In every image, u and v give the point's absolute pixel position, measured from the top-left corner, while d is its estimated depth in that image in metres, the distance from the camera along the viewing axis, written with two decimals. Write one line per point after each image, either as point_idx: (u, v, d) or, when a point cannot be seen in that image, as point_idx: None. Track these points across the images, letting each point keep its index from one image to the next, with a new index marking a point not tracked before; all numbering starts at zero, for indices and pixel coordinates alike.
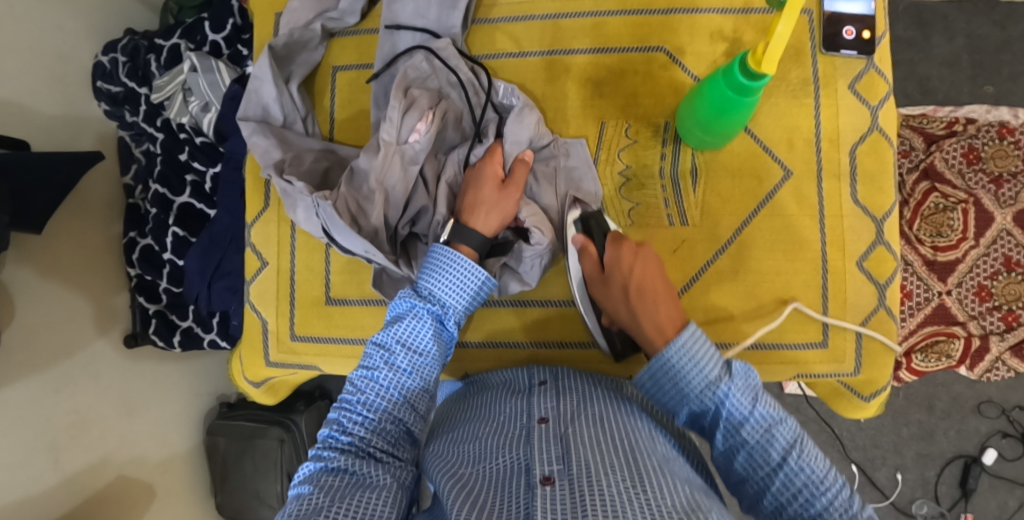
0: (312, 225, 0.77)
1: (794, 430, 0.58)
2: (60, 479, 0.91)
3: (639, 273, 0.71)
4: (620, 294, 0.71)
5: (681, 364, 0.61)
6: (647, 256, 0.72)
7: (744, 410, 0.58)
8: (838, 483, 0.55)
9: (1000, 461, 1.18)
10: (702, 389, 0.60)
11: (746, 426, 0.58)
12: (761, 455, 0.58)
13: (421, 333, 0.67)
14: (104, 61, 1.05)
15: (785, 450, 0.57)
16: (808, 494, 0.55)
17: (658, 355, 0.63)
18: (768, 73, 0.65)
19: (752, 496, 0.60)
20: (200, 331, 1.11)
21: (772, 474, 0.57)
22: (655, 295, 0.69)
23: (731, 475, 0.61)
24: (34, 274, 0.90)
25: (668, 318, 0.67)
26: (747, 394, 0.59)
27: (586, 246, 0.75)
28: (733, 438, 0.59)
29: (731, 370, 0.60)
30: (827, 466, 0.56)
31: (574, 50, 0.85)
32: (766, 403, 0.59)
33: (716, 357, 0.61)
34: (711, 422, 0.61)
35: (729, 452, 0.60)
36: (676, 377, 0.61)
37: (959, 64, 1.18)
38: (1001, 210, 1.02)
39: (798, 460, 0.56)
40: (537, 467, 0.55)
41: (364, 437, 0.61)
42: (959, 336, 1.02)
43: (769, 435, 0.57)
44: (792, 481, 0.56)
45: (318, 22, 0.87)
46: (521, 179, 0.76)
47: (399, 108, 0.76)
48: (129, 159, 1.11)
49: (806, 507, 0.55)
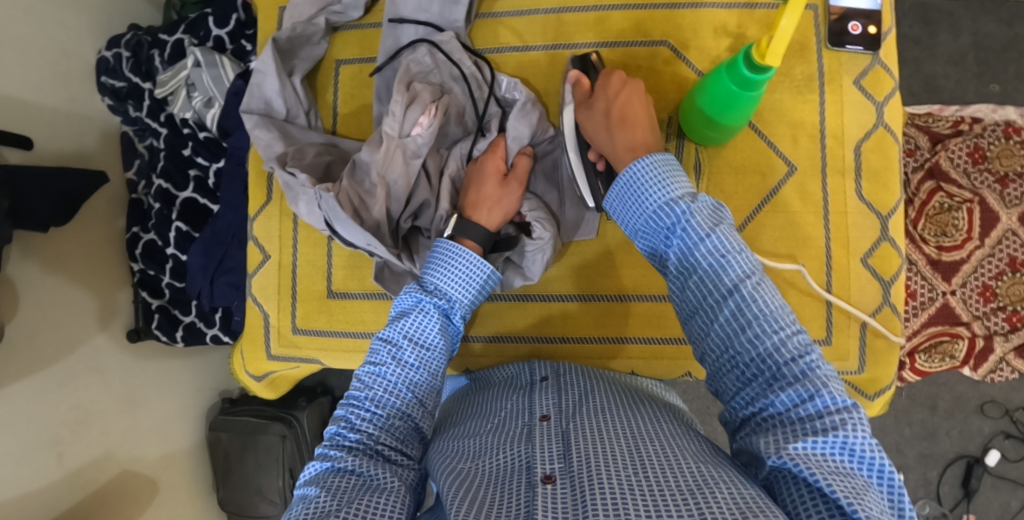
0: (315, 218, 0.76)
1: (754, 264, 0.54)
2: (61, 475, 0.91)
3: (625, 98, 0.68)
4: (602, 117, 0.68)
5: (642, 179, 0.59)
6: (637, 89, 0.69)
7: (701, 230, 0.55)
8: (793, 327, 0.50)
9: (1003, 462, 1.17)
10: (659, 205, 0.58)
11: (702, 247, 0.54)
12: (713, 281, 0.53)
13: (429, 328, 0.66)
14: (107, 56, 1.06)
15: (737, 276, 0.53)
16: (756, 325, 0.50)
17: (621, 174, 0.62)
18: (772, 66, 0.65)
19: (698, 330, 0.55)
20: (202, 326, 1.12)
21: (722, 301, 0.53)
22: (635, 119, 0.66)
23: (684, 308, 0.56)
24: (38, 270, 0.90)
25: (644, 142, 0.65)
26: (707, 219, 0.56)
27: (580, 79, 0.74)
28: (687, 263, 0.55)
29: (695, 197, 0.57)
30: (783, 304, 0.51)
31: (577, 45, 0.85)
32: (728, 230, 0.55)
33: (682, 184, 0.59)
34: (667, 244, 0.58)
35: (682, 275, 0.56)
36: (636, 190, 0.60)
37: (965, 61, 1.17)
38: (1006, 210, 1.01)
39: (752, 290, 0.52)
40: (538, 465, 0.55)
41: (372, 435, 0.60)
42: (963, 336, 1.02)
43: (725, 261, 0.53)
44: (741, 311, 0.51)
45: (322, 16, 0.87)
46: (523, 173, 0.76)
47: (401, 102, 0.75)
48: (132, 155, 1.11)
49: (753, 343, 0.50)
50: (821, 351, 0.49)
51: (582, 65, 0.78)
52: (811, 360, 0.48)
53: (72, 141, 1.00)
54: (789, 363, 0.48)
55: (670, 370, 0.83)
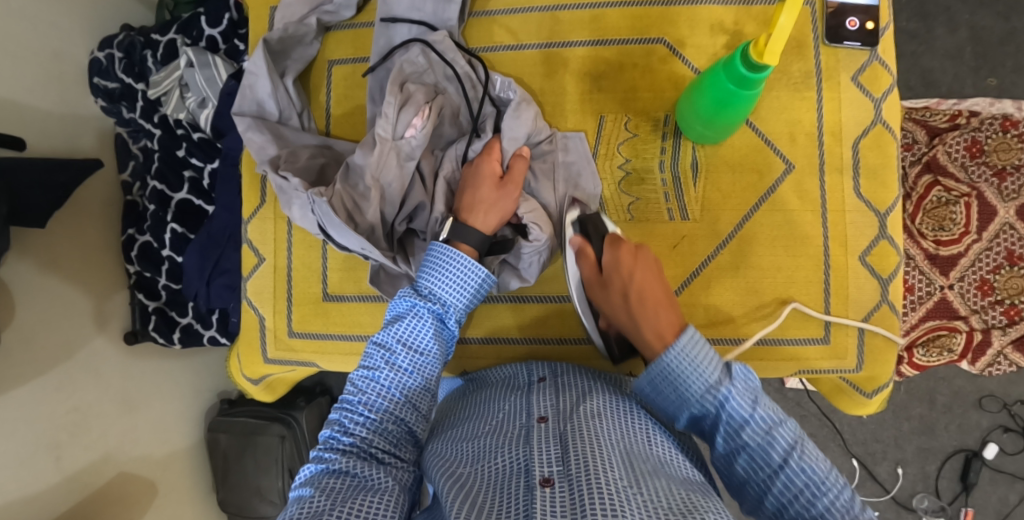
0: (308, 222, 0.76)
1: (794, 433, 0.56)
2: (60, 478, 0.90)
3: (639, 277, 0.69)
4: (620, 297, 0.70)
5: (680, 370, 0.60)
6: (647, 259, 0.71)
7: (743, 411, 0.56)
8: (842, 485, 0.53)
9: (1001, 455, 1.17)
10: (699, 394, 0.58)
11: (747, 430, 0.56)
12: (762, 458, 0.55)
13: (422, 333, 0.66)
14: (99, 57, 1.04)
15: (786, 453, 0.54)
16: (810, 496, 0.53)
17: (654, 363, 0.62)
18: (770, 64, 0.64)
19: (754, 498, 0.57)
20: (200, 328, 1.11)
21: (774, 476, 0.55)
22: (654, 299, 0.68)
23: (734, 478, 0.59)
24: (34, 271, 0.90)
25: (668, 323, 0.66)
26: (746, 397, 0.57)
27: (584, 248, 0.74)
28: (735, 441, 0.57)
29: (731, 370, 0.58)
30: (831, 468, 0.54)
31: (571, 43, 0.84)
32: (767, 404, 0.57)
33: (715, 363, 0.59)
34: (711, 424, 0.59)
35: (731, 456, 0.58)
36: (676, 381, 0.60)
37: (962, 55, 1.17)
38: (1004, 204, 1.00)
39: (800, 460, 0.54)
40: (537, 468, 0.55)
41: (365, 438, 0.60)
42: (961, 330, 1.03)
43: (770, 437, 0.55)
44: (795, 484, 0.53)
45: (314, 16, 0.86)
46: (519, 176, 0.75)
47: (393, 104, 0.74)
48: (126, 156, 1.10)
49: (808, 509, 0.52)
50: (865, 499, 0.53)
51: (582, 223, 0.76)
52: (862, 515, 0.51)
53: (67, 142, 0.99)
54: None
55: None
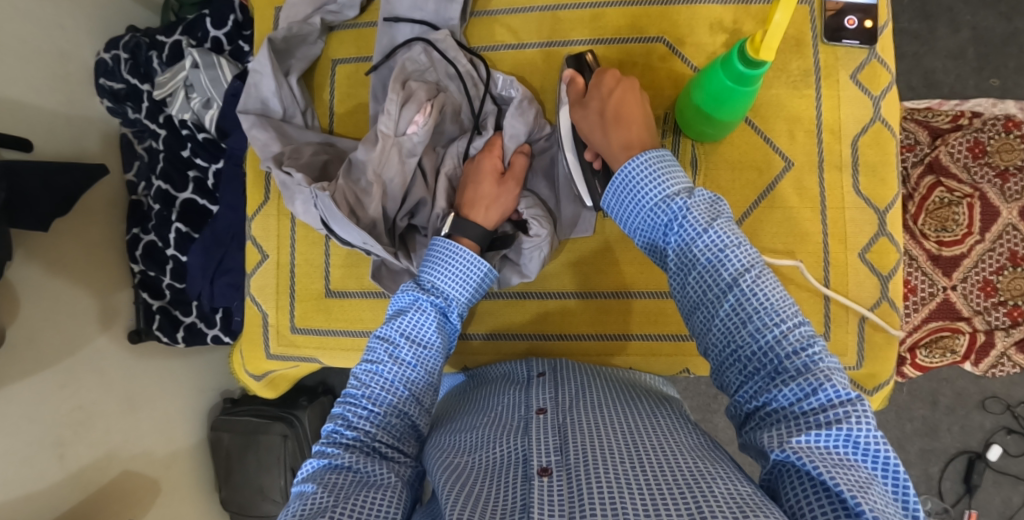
0: (311, 217, 0.77)
1: (753, 257, 0.54)
2: (64, 475, 0.91)
3: (619, 96, 0.67)
4: (596, 114, 0.67)
5: (636, 177, 0.59)
6: (631, 85, 0.68)
7: (698, 224, 0.55)
8: (797, 318, 0.50)
9: (1005, 457, 1.17)
10: (656, 202, 0.58)
11: (699, 242, 0.55)
12: (712, 275, 0.54)
13: (426, 326, 0.66)
14: (105, 58, 1.05)
15: (736, 270, 0.53)
16: (757, 317, 0.51)
17: (617, 172, 0.62)
18: (766, 60, 0.64)
19: (699, 323, 0.55)
20: (203, 327, 1.12)
21: (722, 296, 0.53)
22: (630, 116, 0.65)
23: (684, 302, 0.57)
24: (40, 270, 0.91)
25: (640, 138, 0.64)
26: (705, 214, 0.56)
27: (575, 78, 0.73)
28: (687, 257, 0.56)
29: (693, 191, 0.58)
30: (784, 294, 0.51)
31: (572, 42, 0.85)
32: (726, 224, 0.55)
33: (678, 176, 0.59)
34: (665, 238, 0.58)
35: (682, 272, 0.56)
36: (634, 191, 0.60)
37: (964, 55, 1.17)
38: (1007, 205, 1.00)
39: (752, 283, 0.52)
40: (535, 458, 0.56)
41: (369, 432, 0.61)
42: (964, 331, 1.02)
43: (723, 254, 0.54)
44: (742, 303, 0.52)
45: (318, 16, 0.87)
46: (520, 172, 0.76)
47: (396, 101, 0.76)
48: (131, 156, 1.12)
49: (753, 336, 0.50)
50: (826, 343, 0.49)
51: (577, 63, 0.76)
52: (815, 351, 0.48)
53: (73, 143, 1.00)
54: (790, 356, 0.49)
55: (667, 367, 0.83)
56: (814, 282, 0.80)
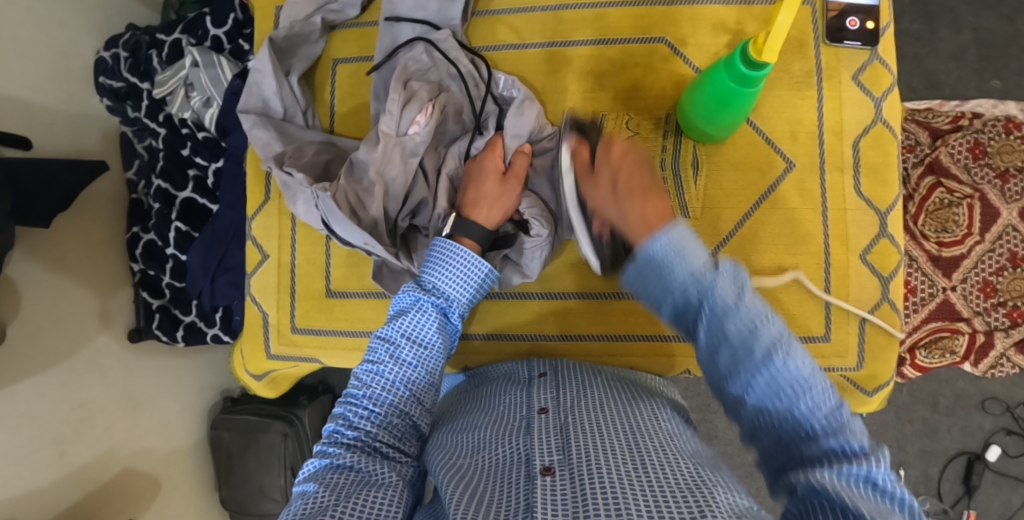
0: (312, 218, 0.77)
1: (784, 331, 0.47)
2: (65, 472, 0.91)
3: (628, 168, 0.65)
4: (606, 187, 0.65)
5: (663, 257, 0.53)
6: (638, 156, 0.67)
7: (725, 300, 0.49)
8: (830, 389, 0.45)
9: (1004, 458, 1.17)
10: (682, 281, 0.51)
11: (730, 321, 0.48)
12: (743, 354, 0.48)
13: (427, 327, 0.67)
14: (105, 57, 1.05)
15: (770, 348, 0.46)
16: (792, 397, 0.45)
17: (639, 250, 0.55)
18: (769, 62, 0.65)
19: (733, 403, 0.49)
20: (203, 326, 1.11)
21: (755, 375, 0.47)
22: (642, 188, 0.62)
23: (714, 381, 0.51)
24: (41, 268, 0.91)
25: (655, 211, 0.59)
26: (732, 289, 0.49)
27: (578, 149, 0.71)
28: (716, 335, 0.49)
29: (717, 264, 0.51)
30: (818, 369, 0.46)
31: (574, 42, 0.85)
32: (755, 299, 0.49)
33: (699, 252, 0.52)
34: (693, 319, 0.52)
35: (711, 352, 0.50)
36: (654, 266, 0.53)
37: (966, 57, 1.17)
38: (1007, 206, 1.00)
39: (785, 359, 0.46)
40: (537, 458, 0.55)
41: (370, 432, 0.61)
42: (963, 331, 1.02)
43: (754, 331, 0.47)
44: (776, 382, 0.46)
45: (319, 15, 0.87)
46: (522, 171, 0.76)
47: (398, 101, 0.75)
48: (132, 155, 1.11)
49: (790, 413, 0.45)
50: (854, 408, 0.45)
51: (579, 128, 0.75)
52: (848, 423, 0.43)
53: (74, 141, 1.00)
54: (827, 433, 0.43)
55: (669, 367, 0.83)
56: (815, 290, 0.80)
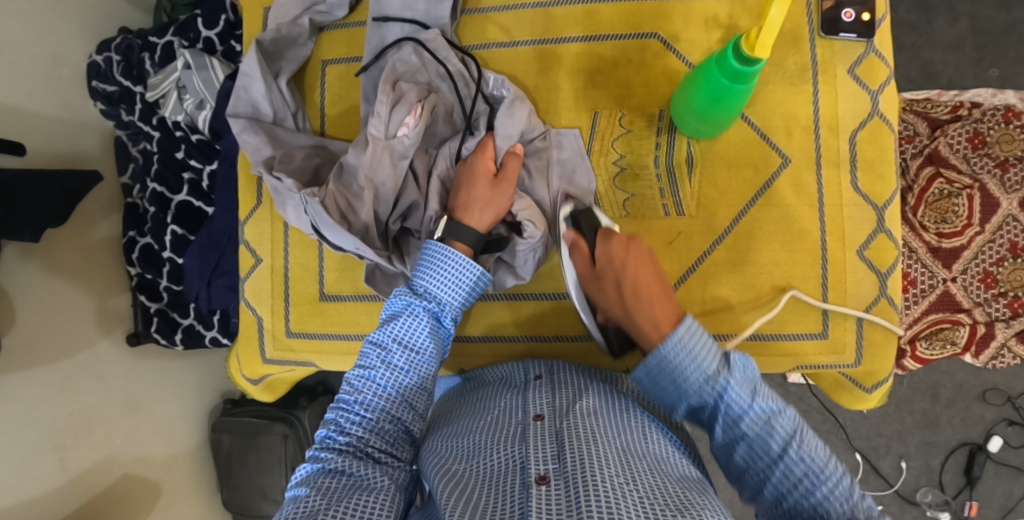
0: (302, 223, 0.76)
1: (792, 421, 0.55)
2: (66, 479, 0.91)
3: (633, 269, 0.68)
4: (614, 291, 0.69)
5: (678, 360, 0.59)
6: (639, 250, 0.70)
7: (742, 400, 0.56)
8: (842, 473, 0.52)
9: (1005, 449, 1.16)
10: (699, 383, 0.58)
11: (745, 419, 0.56)
12: (761, 447, 0.55)
13: (418, 332, 0.66)
14: (98, 60, 1.04)
15: (784, 442, 0.54)
16: (808, 484, 0.52)
17: (651, 353, 0.61)
18: (762, 58, 0.64)
19: (753, 490, 0.57)
20: (201, 329, 1.11)
21: (772, 465, 0.54)
22: (649, 290, 0.66)
23: (732, 469, 0.58)
24: (36, 276, 0.90)
25: (666, 315, 0.64)
26: (745, 387, 0.57)
27: (577, 243, 0.73)
28: (733, 431, 0.57)
29: (729, 362, 0.58)
30: (829, 456, 0.53)
31: (565, 39, 0.84)
32: (766, 393, 0.56)
33: (713, 351, 0.59)
34: (710, 416, 0.59)
35: (729, 445, 0.57)
36: (673, 371, 0.59)
37: (963, 47, 1.16)
38: (1007, 196, 0.99)
39: (798, 450, 0.53)
40: (532, 466, 0.55)
41: (361, 437, 0.60)
42: (964, 323, 1.01)
43: (769, 426, 0.55)
44: (792, 473, 0.53)
45: (307, 17, 0.86)
46: (513, 173, 0.75)
47: (387, 103, 0.75)
48: (126, 159, 1.10)
49: (807, 499, 0.52)
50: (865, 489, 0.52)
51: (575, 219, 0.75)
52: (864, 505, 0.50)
53: (67, 146, 0.99)
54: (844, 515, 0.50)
55: None
56: (813, 301, 0.79)
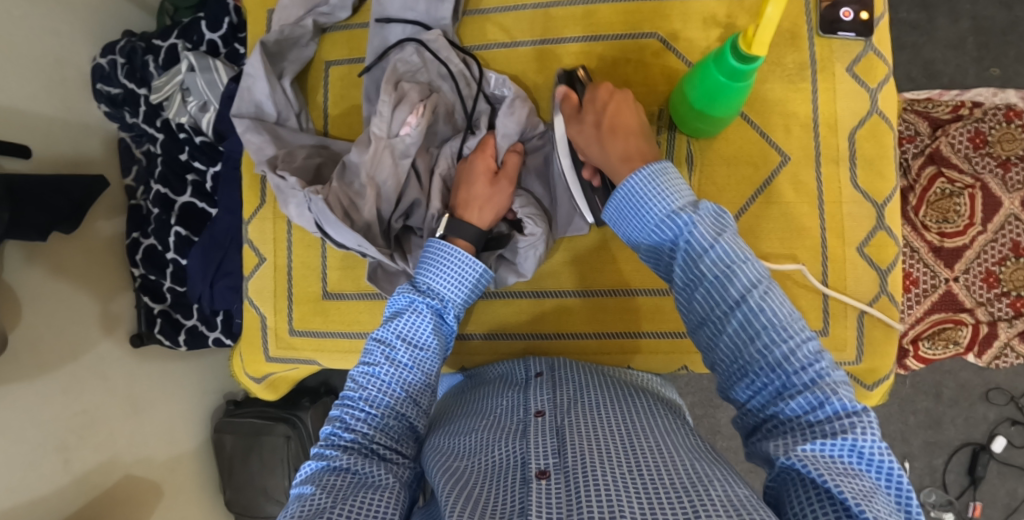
0: (305, 221, 0.77)
1: (760, 273, 0.53)
2: (70, 479, 0.92)
3: (615, 109, 0.68)
4: (592, 128, 0.67)
5: (644, 193, 0.59)
6: (626, 98, 0.69)
7: (705, 240, 0.54)
8: (804, 333, 0.50)
9: (1009, 448, 1.16)
10: (662, 216, 0.58)
11: (706, 259, 0.54)
12: (720, 292, 0.53)
13: (422, 328, 0.67)
14: (102, 63, 1.06)
15: (745, 288, 0.52)
16: (766, 337, 0.50)
17: (620, 187, 0.61)
18: (759, 56, 0.64)
19: (708, 341, 0.55)
20: (205, 329, 1.12)
21: (730, 312, 0.52)
22: (626, 130, 0.66)
23: (690, 319, 0.56)
24: (39, 278, 0.91)
25: (638, 152, 0.65)
26: (711, 229, 0.55)
27: (568, 95, 0.72)
28: (693, 272, 0.55)
29: (698, 205, 0.57)
30: (792, 312, 0.51)
31: (565, 39, 0.84)
32: (733, 239, 0.54)
33: (681, 191, 0.59)
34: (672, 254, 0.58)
35: (688, 287, 0.56)
36: (638, 205, 0.60)
37: (964, 45, 1.16)
38: (1008, 195, 1.00)
39: (760, 300, 0.51)
40: (533, 461, 0.56)
41: (367, 434, 0.61)
42: (967, 322, 1.01)
43: (730, 271, 0.53)
44: (749, 321, 0.51)
45: (309, 18, 0.87)
46: (513, 171, 0.76)
47: (388, 102, 0.75)
48: (129, 161, 1.11)
49: (761, 351, 0.50)
50: (829, 353, 0.49)
51: (568, 78, 0.76)
52: (821, 367, 0.48)
53: (71, 149, 1.00)
54: (798, 373, 0.48)
55: (667, 364, 0.83)
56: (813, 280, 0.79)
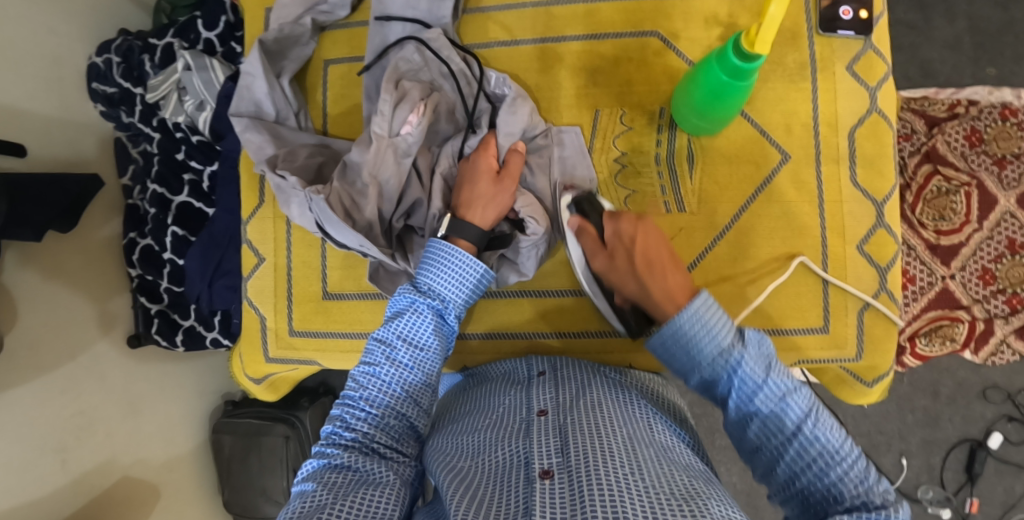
0: (306, 220, 0.77)
1: (809, 400, 0.57)
2: (68, 479, 0.91)
3: (643, 242, 0.72)
4: (626, 267, 0.71)
5: (695, 332, 0.61)
6: (650, 226, 0.73)
7: (757, 376, 0.58)
8: (854, 454, 0.54)
9: (1006, 445, 1.17)
10: (714, 355, 0.60)
11: (760, 395, 0.57)
12: (775, 424, 0.57)
13: (422, 328, 0.66)
14: (98, 62, 1.05)
15: (799, 419, 0.55)
16: (822, 463, 0.54)
17: (667, 325, 0.63)
18: (761, 54, 0.64)
19: (766, 466, 0.58)
20: (202, 330, 1.11)
21: (787, 442, 0.56)
22: (662, 263, 0.70)
23: (744, 445, 0.60)
24: (36, 277, 0.90)
25: (678, 286, 0.68)
26: (760, 362, 0.58)
27: (583, 227, 0.75)
28: (747, 406, 0.58)
29: (744, 337, 0.60)
30: (842, 435, 0.55)
31: (566, 38, 0.84)
32: (782, 371, 0.58)
33: (728, 326, 0.61)
34: (725, 388, 0.60)
35: (743, 420, 0.59)
36: (691, 344, 0.61)
37: (961, 45, 1.17)
38: (1004, 193, 1.00)
39: (813, 427, 0.55)
40: (537, 461, 0.56)
41: (367, 433, 0.61)
42: (963, 319, 1.01)
43: (784, 403, 0.56)
44: (808, 450, 0.55)
45: (309, 16, 0.86)
46: (516, 170, 0.76)
47: (389, 101, 0.75)
48: (125, 160, 1.10)
49: (819, 477, 0.54)
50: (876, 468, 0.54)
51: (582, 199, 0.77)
52: (872, 483, 0.52)
53: (68, 148, 1.00)
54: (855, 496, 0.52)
55: None
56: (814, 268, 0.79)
